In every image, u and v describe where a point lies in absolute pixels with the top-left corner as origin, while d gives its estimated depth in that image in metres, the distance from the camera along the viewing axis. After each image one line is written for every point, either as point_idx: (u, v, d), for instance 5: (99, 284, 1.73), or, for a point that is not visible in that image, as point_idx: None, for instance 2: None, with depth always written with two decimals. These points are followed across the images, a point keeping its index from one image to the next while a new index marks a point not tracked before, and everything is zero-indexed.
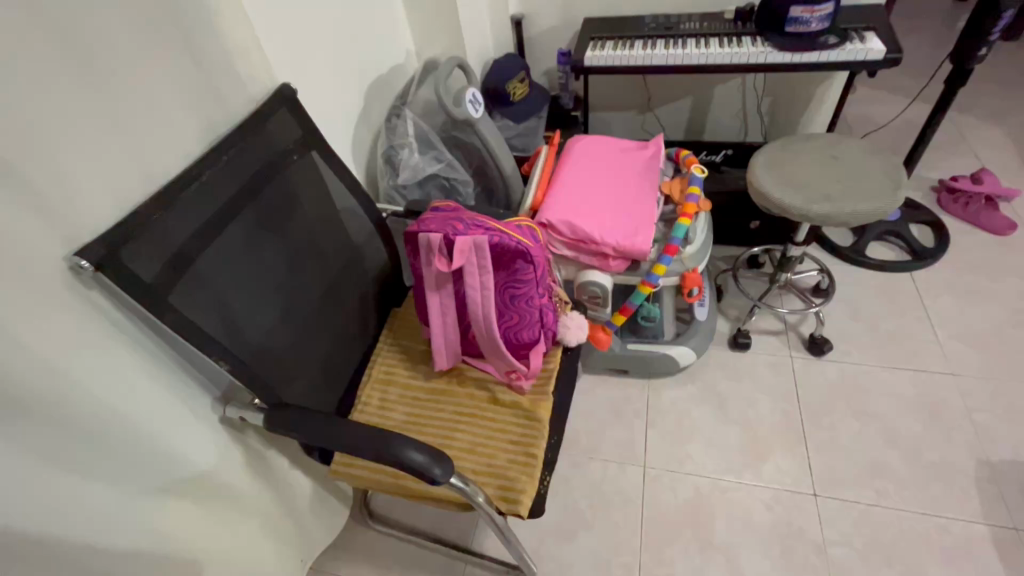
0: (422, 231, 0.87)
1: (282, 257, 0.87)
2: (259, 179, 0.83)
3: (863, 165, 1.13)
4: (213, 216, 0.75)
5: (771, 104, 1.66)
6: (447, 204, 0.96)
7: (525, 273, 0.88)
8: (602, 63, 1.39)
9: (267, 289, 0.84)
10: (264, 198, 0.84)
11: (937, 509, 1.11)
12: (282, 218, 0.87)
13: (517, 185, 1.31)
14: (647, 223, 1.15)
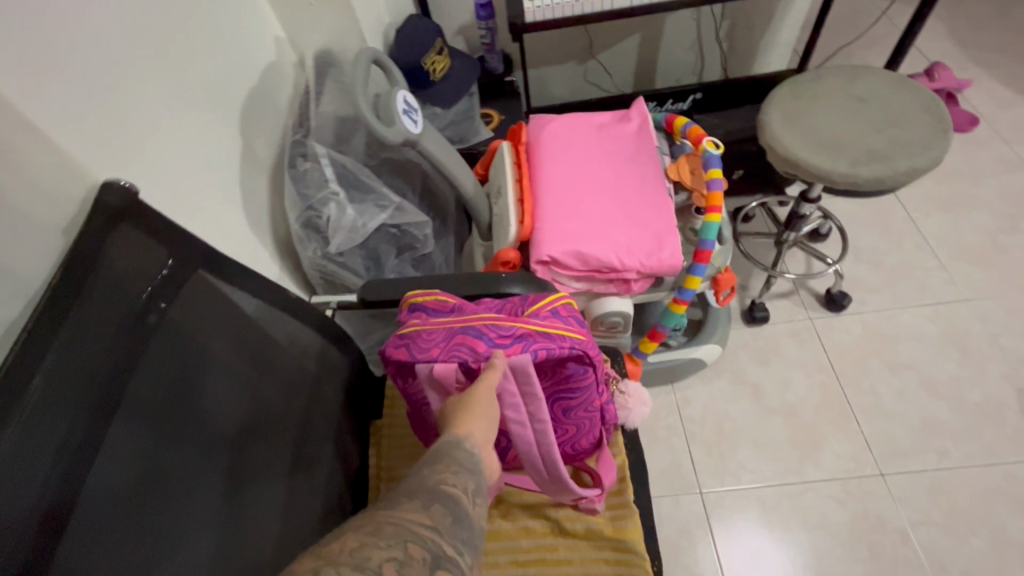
0: (423, 364, 0.60)
1: (211, 454, 0.53)
2: (129, 357, 0.46)
3: (896, 103, 0.95)
4: (63, 474, 0.39)
5: (730, 28, 1.41)
6: (438, 300, 0.69)
7: (579, 375, 0.65)
8: (546, 16, 1.07)
9: (201, 520, 0.50)
10: (147, 380, 0.48)
11: (997, 456, 1.08)
12: (197, 403, 0.53)
13: (482, 205, 0.99)
14: (669, 229, 0.90)
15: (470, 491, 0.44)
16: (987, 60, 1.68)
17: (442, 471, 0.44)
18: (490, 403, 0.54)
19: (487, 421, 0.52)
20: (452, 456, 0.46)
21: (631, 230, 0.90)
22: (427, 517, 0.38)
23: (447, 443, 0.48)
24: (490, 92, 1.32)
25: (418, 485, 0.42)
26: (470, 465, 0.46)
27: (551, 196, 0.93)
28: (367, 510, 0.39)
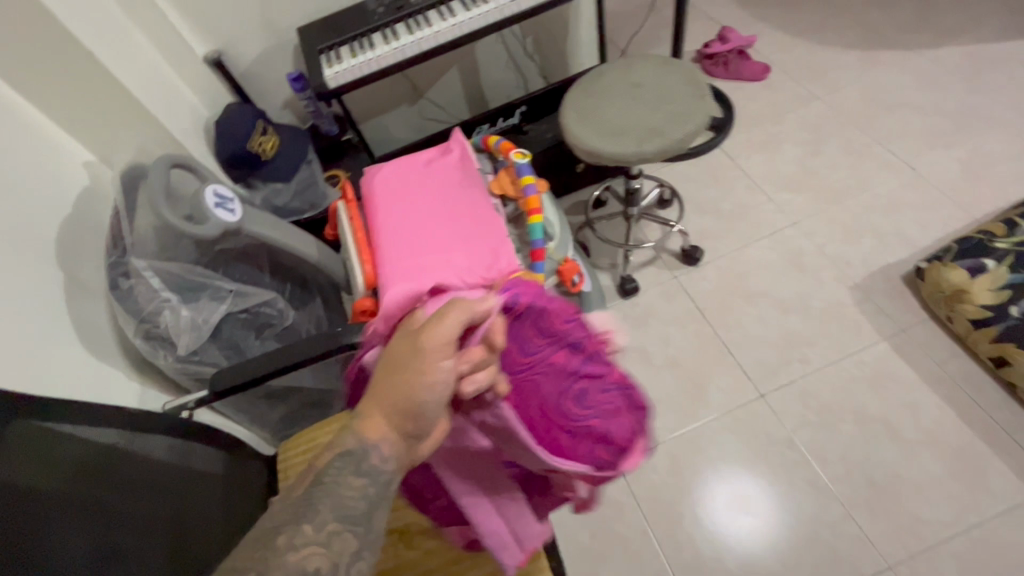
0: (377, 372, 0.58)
1: None
2: None
3: (664, 79, 1.09)
4: None
5: (535, 42, 1.55)
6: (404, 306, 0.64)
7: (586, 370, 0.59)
8: (348, 78, 1.12)
9: None
10: None
11: (847, 348, 1.23)
12: (47, 547, 0.53)
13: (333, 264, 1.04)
14: (501, 239, 0.99)
15: (340, 565, 0.40)
16: (766, 14, 1.92)
17: (307, 540, 0.40)
18: (423, 397, 0.44)
19: (408, 422, 0.45)
20: (326, 510, 0.42)
21: (468, 253, 0.97)
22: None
23: (340, 469, 0.45)
24: (329, 155, 1.41)
25: (264, 568, 0.38)
26: (348, 519, 0.42)
27: (389, 241, 0.99)
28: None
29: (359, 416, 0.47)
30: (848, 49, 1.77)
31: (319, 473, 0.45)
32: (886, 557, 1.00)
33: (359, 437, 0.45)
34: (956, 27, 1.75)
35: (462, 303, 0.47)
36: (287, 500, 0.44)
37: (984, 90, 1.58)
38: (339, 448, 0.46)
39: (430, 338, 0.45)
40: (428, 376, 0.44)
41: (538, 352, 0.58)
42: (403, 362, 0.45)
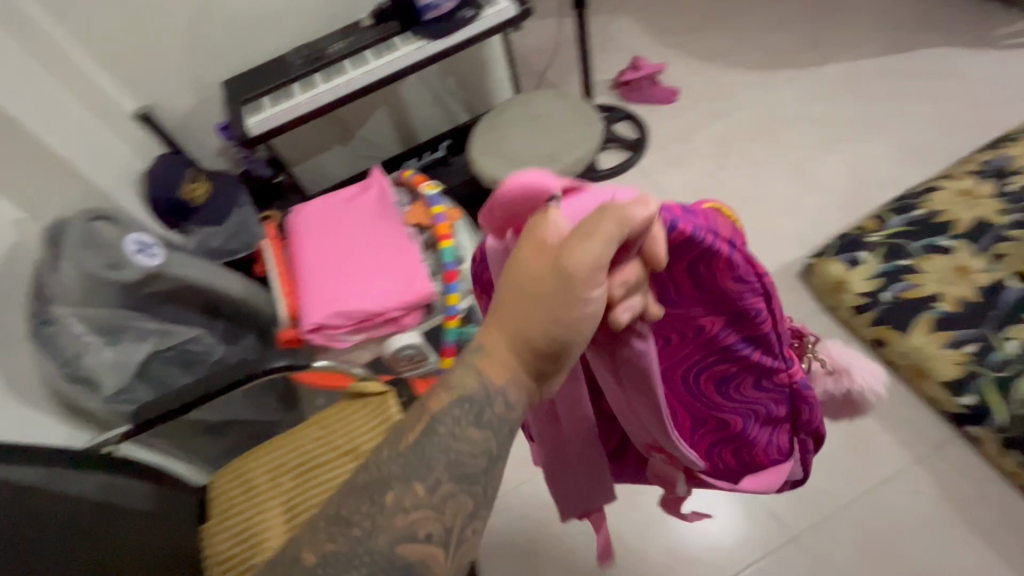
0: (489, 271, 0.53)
1: None
2: None
3: (559, 111, 1.21)
4: None
5: (456, 82, 1.65)
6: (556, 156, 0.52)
7: (739, 352, 0.53)
8: (268, 126, 1.22)
9: None
10: None
11: None
12: None
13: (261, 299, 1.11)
14: (414, 264, 1.07)
15: (451, 527, 0.44)
16: (676, 42, 2.09)
17: (418, 505, 0.43)
18: (559, 327, 0.40)
19: (540, 354, 0.43)
20: (439, 472, 0.44)
21: (383, 279, 1.05)
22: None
23: (455, 416, 0.45)
24: (264, 196, 1.49)
25: (375, 530, 0.43)
26: (461, 483, 0.45)
27: (310, 274, 1.07)
28: (315, 536, 0.44)
29: (484, 347, 0.45)
30: (748, 69, 1.93)
31: (432, 419, 0.46)
32: (790, 530, 1.08)
33: (480, 376, 0.45)
34: (841, 43, 1.91)
35: (610, 209, 0.37)
36: (394, 446, 0.46)
37: (866, 100, 1.74)
38: (461, 383, 0.46)
39: (575, 266, 0.38)
40: (569, 305, 0.39)
41: (697, 313, 0.50)
42: (537, 288, 0.40)
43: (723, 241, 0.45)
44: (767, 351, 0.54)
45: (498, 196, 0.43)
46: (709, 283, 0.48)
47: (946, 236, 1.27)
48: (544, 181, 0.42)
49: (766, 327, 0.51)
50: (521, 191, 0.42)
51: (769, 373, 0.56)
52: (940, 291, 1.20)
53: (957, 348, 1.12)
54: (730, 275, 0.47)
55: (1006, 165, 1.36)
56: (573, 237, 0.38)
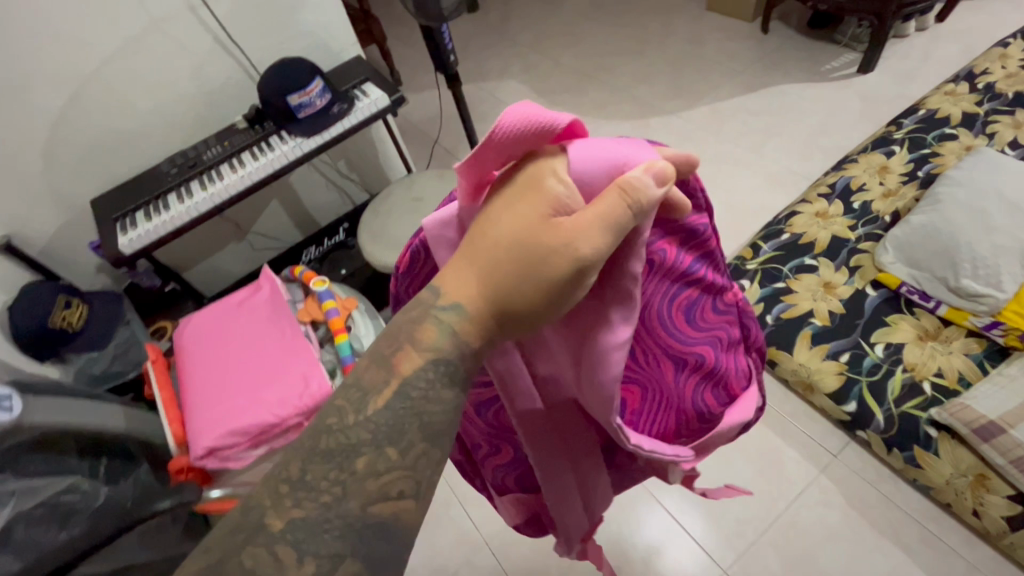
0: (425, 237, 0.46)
1: None
2: None
3: (443, 191, 1.26)
4: None
5: (347, 164, 1.67)
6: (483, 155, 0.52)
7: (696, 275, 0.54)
8: (144, 241, 1.18)
9: None
10: None
11: None
12: None
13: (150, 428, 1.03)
14: (310, 364, 1.05)
15: (424, 481, 0.39)
16: (560, 101, 2.24)
17: (391, 467, 0.39)
18: (550, 307, 0.39)
19: (527, 321, 0.40)
20: (414, 432, 0.39)
21: (279, 386, 1.02)
22: (341, 556, 0.37)
23: (427, 380, 0.41)
24: (153, 307, 1.42)
25: (346, 491, 0.38)
26: (437, 438, 0.40)
27: (199, 395, 1.02)
28: (276, 499, 0.38)
29: (458, 303, 0.40)
30: (624, 121, 2.09)
31: (404, 384, 0.40)
32: (721, 564, 1.11)
33: (454, 332, 0.41)
34: (701, 89, 2.12)
35: (627, 182, 0.36)
36: (365, 410, 0.40)
37: (730, 138, 1.92)
38: (434, 336, 0.41)
39: (589, 241, 0.37)
40: (577, 274, 0.38)
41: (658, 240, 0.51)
42: (545, 252, 0.38)
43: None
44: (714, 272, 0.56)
45: (492, 139, 0.37)
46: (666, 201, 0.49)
47: (811, 255, 1.40)
48: (550, 129, 0.37)
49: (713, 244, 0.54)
50: (522, 142, 0.37)
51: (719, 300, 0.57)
52: (812, 307, 1.31)
53: (835, 359, 1.22)
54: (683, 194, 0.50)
55: (848, 184, 1.53)
56: (591, 209, 0.37)
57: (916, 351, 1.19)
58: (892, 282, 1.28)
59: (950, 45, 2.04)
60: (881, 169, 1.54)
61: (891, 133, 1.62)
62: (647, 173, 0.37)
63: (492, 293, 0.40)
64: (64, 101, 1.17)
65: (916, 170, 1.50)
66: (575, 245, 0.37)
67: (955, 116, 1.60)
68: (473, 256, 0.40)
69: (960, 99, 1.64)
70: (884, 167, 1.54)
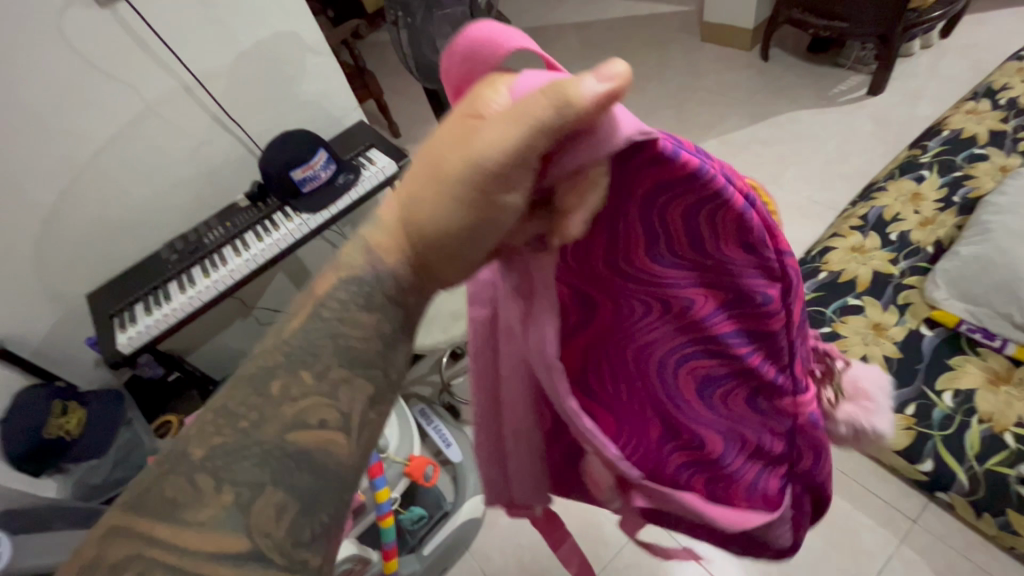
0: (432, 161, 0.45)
1: None
2: None
3: None
4: None
5: (354, 228, 1.60)
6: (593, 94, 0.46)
7: (735, 355, 0.43)
8: (144, 337, 1.09)
9: None
10: None
11: None
12: None
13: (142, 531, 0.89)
14: None
15: (352, 413, 0.35)
16: None
17: (307, 392, 0.35)
18: (461, 232, 0.33)
19: (442, 245, 0.34)
20: (331, 356, 0.35)
21: None
22: (261, 487, 0.32)
23: (343, 300, 0.37)
24: (157, 400, 1.32)
25: (264, 418, 0.34)
26: (360, 368, 0.36)
27: None
28: (200, 430, 0.34)
29: (376, 219, 0.38)
30: None
31: (319, 303, 0.37)
32: None
33: (372, 248, 0.37)
34: (707, 121, 2.07)
35: (560, 84, 0.27)
36: (285, 333, 0.37)
37: (743, 170, 1.86)
38: (351, 256, 0.38)
39: (484, 148, 0.29)
40: (470, 191, 0.31)
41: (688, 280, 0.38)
42: (453, 164, 0.31)
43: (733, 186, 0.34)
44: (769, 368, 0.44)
45: (459, 48, 0.33)
46: (707, 243, 0.36)
47: (854, 294, 1.32)
48: (505, 41, 0.32)
49: (779, 336, 0.41)
50: (479, 58, 0.33)
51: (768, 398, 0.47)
52: (865, 353, 1.22)
53: (901, 412, 1.12)
54: (742, 251, 0.36)
55: (881, 214, 1.45)
56: (509, 113, 0.29)
57: (990, 398, 1.08)
58: (950, 320, 1.19)
59: (957, 61, 2.00)
60: (913, 196, 1.46)
61: (916, 157, 1.55)
62: (589, 73, 0.27)
63: (414, 211, 0.34)
64: (57, 196, 1.10)
65: (951, 195, 1.43)
66: (477, 152, 0.30)
67: (981, 135, 1.54)
68: (413, 177, 0.34)
69: (983, 117, 1.58)
70: (916, 193, 1.47)
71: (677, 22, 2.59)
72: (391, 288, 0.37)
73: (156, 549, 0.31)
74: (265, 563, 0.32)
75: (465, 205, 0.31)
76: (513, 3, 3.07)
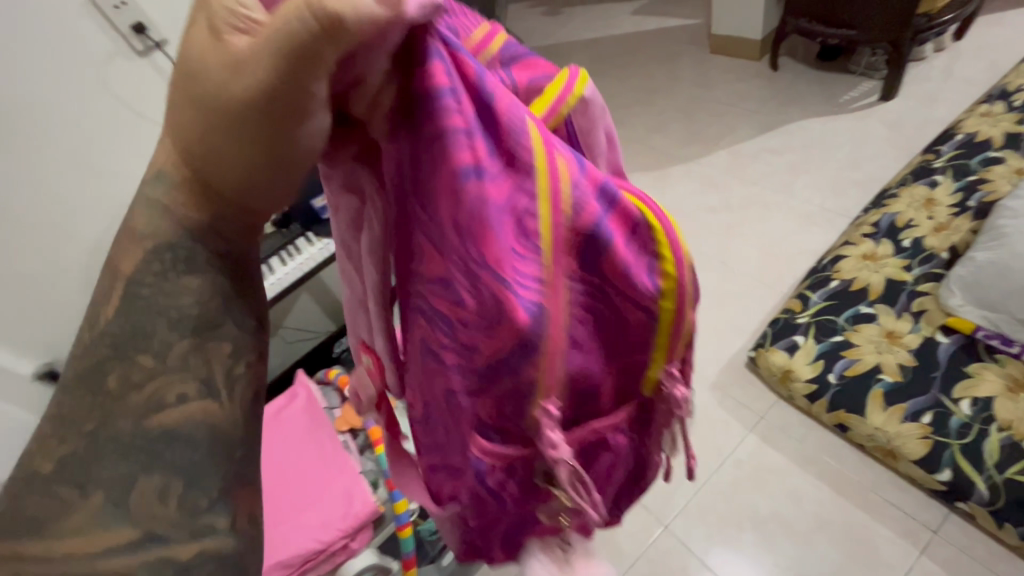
0: None
1: None
2: None
3: None
4: None
5: None
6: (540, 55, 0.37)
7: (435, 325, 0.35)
8: None
9: None
10: None
11: (724, 450, 1.26)
12: None
13: None
14: (353, 479, 1.01)
15: (214, 376, 0.34)
16: None
17: (151, 374, 0.33)
18: (242, 175, 0.29)
19: (228, 181, 0.30)
20: (164, 331, 0.33)
21: (321, 507, 0.97)
22: (133, 476, 0.32)
23: (158, 272, 0.33)
24: None
25: (112, 415, 0.32)
26: (199, 334, 0.33)
27: None
28: (45, 443, 0.33)
29: (161, 172, 0.31)
30: (640, 171, 2.03)
31: (130, 286, 0.33)
32: None
33: (167, 210, 0.32)
34: (717, 133, 2.08)
35: None
36: (100, 325, 0.33)
37: (754, 180, 1.85)
38: (146, 223, 0.32)
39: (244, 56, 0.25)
40: (252, 115, 0.26)
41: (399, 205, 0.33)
42: (217, 89, 0.26)
43: (465, 142, 0.29)
44: (460, 372, 0.35)
45: None
46: (422, 178, 0.30)
47: (866, 302, 1.32)
48: None
49: (463, 332, 0.33)
50: None
51: (454, 401, 0.36)
52: (879, 361, 1.21)
53: (917, 420, 1.12)
54: (451, 220, 0.30)
55: (894, 221, 1.44)
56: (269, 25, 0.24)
57: (1009, 405, 1.08)
58: (966, 327, 1.18)
59: (973, 62, 1.98)
60: (926, 203, 1.45)
61: (929, 162, 1.54)
62: None
63: (180, 136, 0.29)
64: (102, 228, 1.15)
65: (965, 201, 1.42)
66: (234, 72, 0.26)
67: (996, 139, 1.52)
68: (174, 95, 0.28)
69: (997, 119, 1.57)
70: (929, 200, 1.46)
71: (685, 35, 2.63)
72: (211, 241, 0.33)
73: (60, 562, 0.32)
74: (164, 537, 0.32)
75: (237, 134, 0.27)
76: (523, 24, 3.15)
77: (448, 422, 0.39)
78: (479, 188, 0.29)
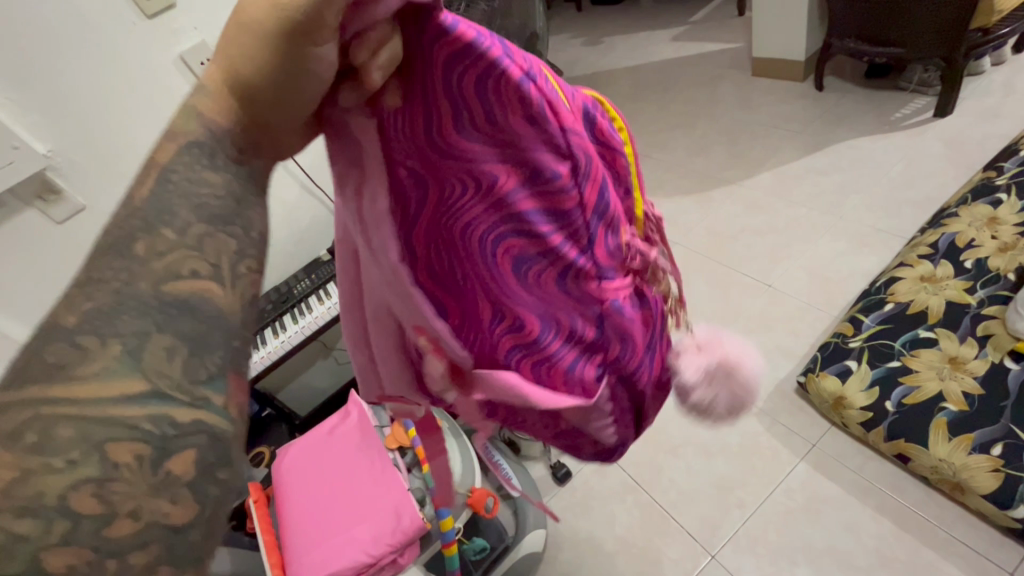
0: None
1: None
2: None
3: None
4: None
5: None
6: None
7: (537, 227, 0.40)
8: None
9: None
10: None
11: (774, 478, 1.22)
12: None
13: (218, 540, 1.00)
14: (402, 497, 1.04)
15: (223, 266, 0.29)
16: None
17: (174, 246, 0.28)
18: (262, 91, 0.30)
19: (246, 94, 0.30)
20: (186, 214, 0.28)
21: (372, 523, 1.02)
22: (146, 333, 0.26)
23: (187, 163, 0.29)
24: (251, 435, 1.48)
25: (133, 275, 0.26)
26: (217, 223, 0.29)
27: (296, 534, 1.04)
28: (65, 298, 0.26)
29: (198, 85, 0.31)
30: (682, 195, 2.03)
31: (162, 170, 0.29)
32: None
33: (197, 110, 0.30)
34: (760, 155, 2.06)
35: None
36: (129, 202, 0.29)
37: (800, 201, 1.82)
38: (181, 123, 0.30)
39: None
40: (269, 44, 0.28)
41: (473, 144, 0.38)
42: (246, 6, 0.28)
43: (508, 63, 0.35)
44: (574, 239, 0.41)
45: None
46: (482, 106, 0.36)
47: (926, 327, 1.26)
48: None
49: (574, 200, 0.39)
50: None
51: (575, 272, 0.42)
52: (941, 389, 1.16)
53: (986, 453, 1.05)
54: (520, 117, 0.36)
55: (954, 241, 1.38)
56: None
57: None
58: None
59: None
60: (990, 221, 1.39)
61: (991, 178, 1.47)
62: None
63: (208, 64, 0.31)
64: None
65: None
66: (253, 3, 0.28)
67: None
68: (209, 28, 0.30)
69: None
70: (992, 218, 1.39)
71: (726, 59, 2.64)
72: (236, 145, 0.31)
73: (42, 407, 0.24)
74: (168, 404, 0.25)
75: (251, 58, 0.29)
76: (564, 55, 3.24)
77: (570, 300, 0.44)
78: (538, 86, 0.36)
